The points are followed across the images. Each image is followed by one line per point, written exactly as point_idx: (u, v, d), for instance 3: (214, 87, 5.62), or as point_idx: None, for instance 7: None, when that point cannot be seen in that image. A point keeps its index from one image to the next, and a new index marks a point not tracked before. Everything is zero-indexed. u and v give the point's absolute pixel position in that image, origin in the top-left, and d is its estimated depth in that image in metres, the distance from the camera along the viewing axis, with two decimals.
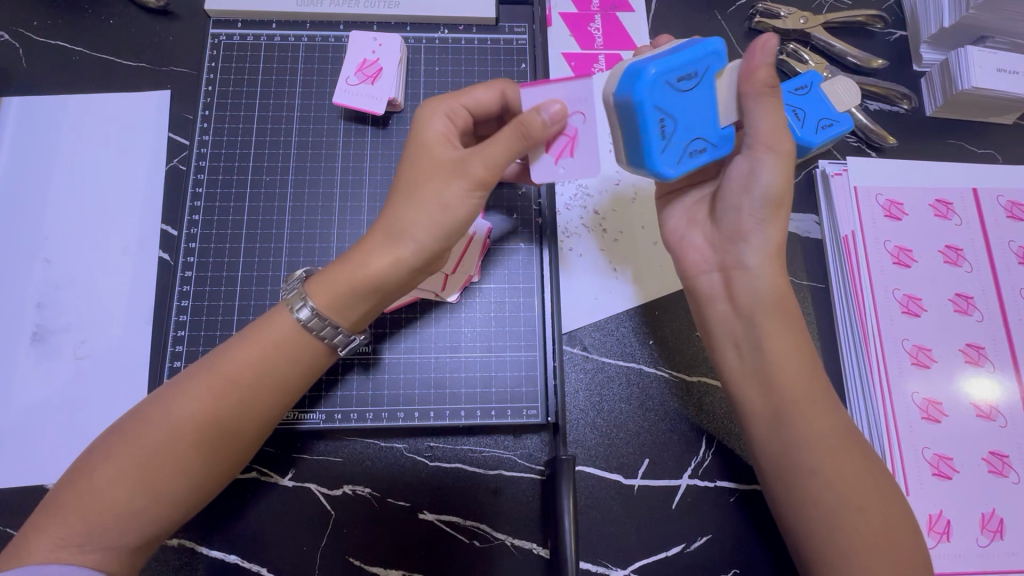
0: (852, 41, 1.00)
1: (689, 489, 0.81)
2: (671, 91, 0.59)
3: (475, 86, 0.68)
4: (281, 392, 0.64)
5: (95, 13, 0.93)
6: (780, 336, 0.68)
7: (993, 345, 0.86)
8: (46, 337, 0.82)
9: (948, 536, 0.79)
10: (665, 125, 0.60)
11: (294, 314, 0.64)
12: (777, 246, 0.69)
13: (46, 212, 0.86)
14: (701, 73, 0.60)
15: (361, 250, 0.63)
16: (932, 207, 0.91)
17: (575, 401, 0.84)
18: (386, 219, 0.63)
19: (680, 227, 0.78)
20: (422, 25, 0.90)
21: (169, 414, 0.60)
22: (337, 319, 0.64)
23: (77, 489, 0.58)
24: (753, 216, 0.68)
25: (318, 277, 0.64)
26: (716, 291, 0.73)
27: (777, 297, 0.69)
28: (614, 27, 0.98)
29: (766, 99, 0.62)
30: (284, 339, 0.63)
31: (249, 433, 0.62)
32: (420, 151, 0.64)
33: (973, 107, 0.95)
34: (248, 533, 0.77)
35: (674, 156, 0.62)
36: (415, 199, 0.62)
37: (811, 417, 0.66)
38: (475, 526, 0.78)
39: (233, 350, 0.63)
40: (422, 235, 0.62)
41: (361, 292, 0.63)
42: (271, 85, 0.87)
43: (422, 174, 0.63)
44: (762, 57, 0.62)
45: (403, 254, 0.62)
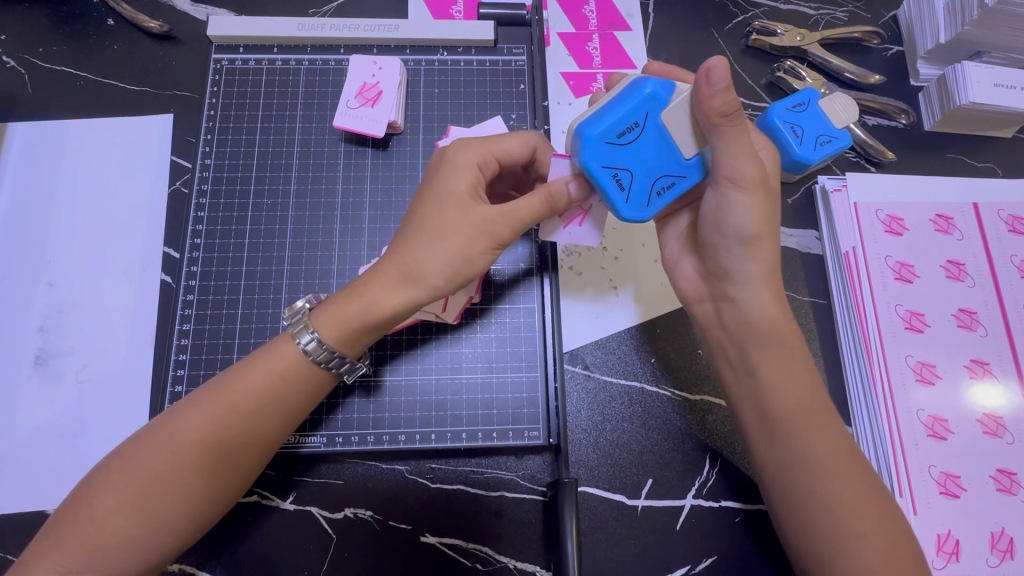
0: (849, 57, 1.01)
1: (694, 509, 0.80)
2: (614, 148, 0.62)
3: (507, 135, 0.69)
4: (283, 419, 0.64)
5: (99, 38, 0.94)
6: (772, 365, 0.66)
7: (998, 360, 0.85)
8: (49, 360, 0.83)
9: (957, 556, 0.78)
10: (620, 177, 0.63)
11: (298, 343, 0.64)
12: (765, 276, 0.66)
13: (50, 236, 0.87)
14: (642, 120, 0.61)
15: (368, 283, 0.64)
16: (932, 221, 0.91)
17: (577, 421, 0.83)
18: (401, 258, 0.63)
19: (673, 253, 0.77)
20: (422, 48, 0.91)
21: (170, 441, 0.60)
22: (343, 349, 0.64)
23: (77, 517, 0.58)
24: (735, 254, 0.66)
25: (323, 308, 0.65)
26: (710, 319, 0.73)
27: (768, 329, 0.67)
28: (612, 46, 0.99)
29: (722, 128, 0.58)
30: (289, 370, 0.64)
31: (252, 459, 0.63)
32: (446, 192, 0.64)
33: (971, 122, 0.96)
34: (249, 558, 0.76)
35: (640, 201, 0.64)
36: (439, 243, 0.62)
37: (807, 442, 0.65)
38: (477, 549, 0.78)
39: (236, 379, 0.63)
40: (439, 281, 0.63)
41: (365, 327, 0.64)
42: (272, 108, 0.88)
43: (448, 218, 0.63)
44: (711, 86, 0.56)
45: (414, 295, 0.63)
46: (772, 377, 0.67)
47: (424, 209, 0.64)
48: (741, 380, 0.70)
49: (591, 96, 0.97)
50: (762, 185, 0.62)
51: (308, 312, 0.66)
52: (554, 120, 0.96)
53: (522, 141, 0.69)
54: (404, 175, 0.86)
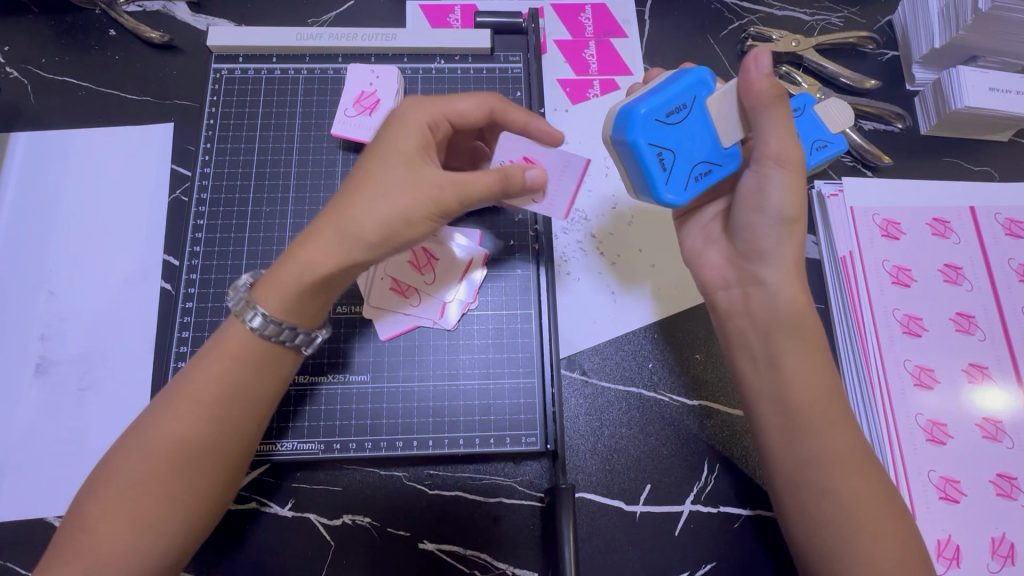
0: (844, 62, 1.01)
1: (693, 515, 0.80)
2: (662, 126, 0.63)
3: (464, 97, 0.71)
4: (251, 402, 0.63)
5: (101, 49, 0.95)
6: (801, 352, 0.68)
7: (996, 364, 0.85)
8: (50, 368, 0.83)
9: (958, 562, 0.77)
10: (663, 157, 0.64)
11: (247, 323, 0.64)
12: (795, 261, 0.68)
13: (52, 244, 0.88)
14: (690, 103, 0.64)
15: (307, 250, 0.63)
16: (930, 225, 0.91)
17: (575, 426, 0.83)
18: (340, 218, 0.62)
19: (697, 244, 0.78)
20: (419, 56, 0.92)
21: (148, 444, 0.60)
22: (292, 320, 0.64)
23: (73, 528, 0.58)
24: (770, 236, 0.68)
25: (265, 283, 0.63)
26: (734, 306, 0.73)
27: (797, 314, 0.68)
28: (608, 53, 1.00)
29: (774, 109, 0.62)
30: (243, 351, 0.63)
31: (229, 451, 0.62)
32: (392, 155, 0.65)
33: (967, 126, 0.96)
34: (248, 565, 0.76)
35: (679, 184, 0.65)
36: (380, 202, 0.62)
37: (834, 430, 0.65)
38: (475, 556, 0.78)
39: (197, 371, 0.63)
40: (379, 241, 0.62)
41: (306, 292, 0.63)
42: (271, 117, 0.89)
43: (391, 177, 0.63)
44: (759, 70, 0.61)
45: (354, 255, 0.62)
46: (787, 377, 0.68)
47: (365, 169, 0.65)
48: (763, 371, 0.70)
49: (587, 103, 0.98)
50: (801, 171, 0.65)
51: (248, 289, 0.65)
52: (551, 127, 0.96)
53: (479, 103, 0.72)
54: None
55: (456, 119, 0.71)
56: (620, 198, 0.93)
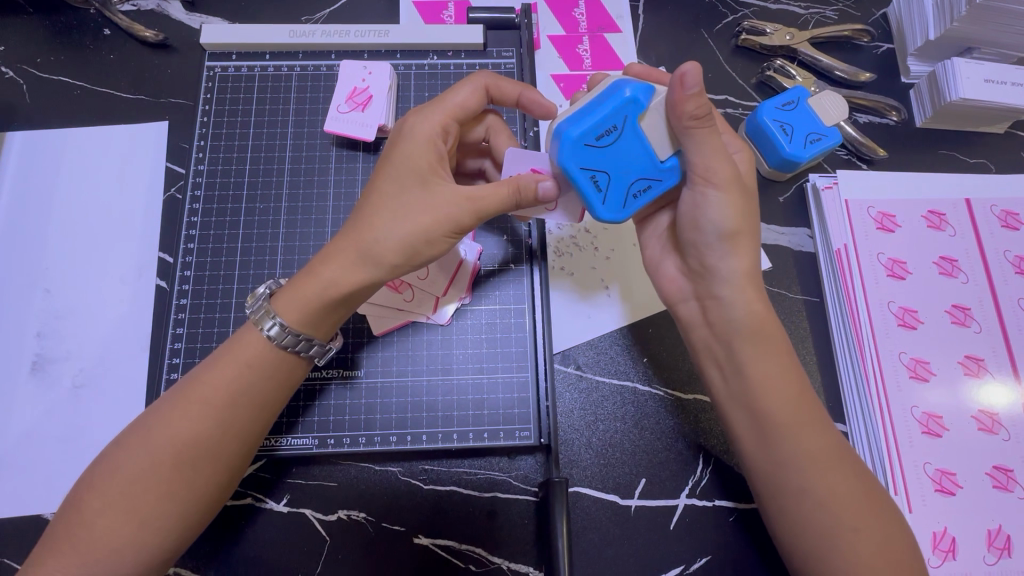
0: (838, 55, 1.01)
1: (688, 509, 0.80)
2: (592, 150, 0.61)
3: (458, 88, 0.72)
4: (258, 406, 0.64)
5: (96, 48, 0.95)
6: (760, 365, 0.66)
7: (992, 356, 0.85)
8: (46, 365, 0.84)
9: (954, 554, 0.77)
10: (597, 179, 0.63)
11: (264, 332, 0.64)
12: (746, 271, 0.67)
13: (47, 242, 0.88)
14: (621, 124, 0.61)
15: (327, 263, 0.64)
16: (924, 218, 0.91)
17: (569, 421, 0.83)
18: (361, 235, 0.63)
19: (653, 255, 0.77)
20: (412, 53, 0.92)
21: (150, 441, 0.60)
22: (310, 332, 0.65)
23: (69, 522, 0.59)
24: (716, 251, 0.67)
25: (285, 293, 0.64)
26: (694, 317, 0.73)
27: (753, 326, 0.67)
28: (601, 48, 1.00)
29: (696, 130, 0.60)
30: (256, 358, 0.64)
31: (232, 452, 0.62)
32: (407, 167, 0.65)
33: (962, 118, 0.96)
34: (244, 561, 0.76)
35: (617, 203, 0.64)
36: (399, 220, 0.63)
37: (801, 437, 0.65)
38: (470, 550, 0.78)
39: (207, 374, 0.63)
40: (398, 260, 0.63)
41: (323, 307, 0.64)
42: (264, 114, 0.89)
43: (411, 194, 0.64)
44: (684, 90, 0.57)
45: (373, 271, 0.63)
46: (755, 383, 0.66)
47: (385, 184, 0.65)
48: (729, 380, 0.69)
49: None
50: (736, 185, 0.64)
51: (267, 299, 0.65)
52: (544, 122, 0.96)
53: (474, 87, 0.72)
54: None
55: (460, 111, 0.72)
56: None
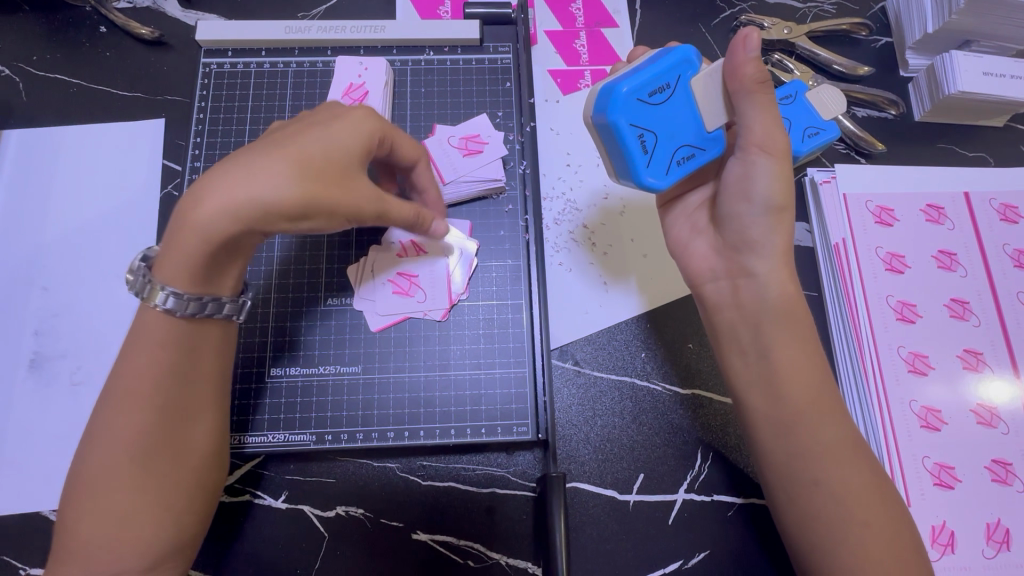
0: (837, 49, 1.01)
1: (686, 504, 0.80)
2: (643, 105, 0.63)
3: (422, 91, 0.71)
4: (187, 378, 0.63)
5: (92, 45, 0.95)
6: (789, 344, 0.67)
7: (991, 349, 0.85)
8: (44, 363, 0.84)
9: (953, 548, 0.77)
10: (644, 139, 0.64)
11: (156, 305, 0.61)
12: (784, 249, 0.68)
13: (45, 240, 0.88)
14: (673, 84, 0.64)
15: (202, 222, 0.58)
16: (923, 212, 0.91)
17: (568, 415, 0.83)
18: (236, 190, 0.58)
19: (682, 235, 0.77)
20: (408, 48, 0.92)
21: (97, 449, 0.60)
22: (207, 292, 0.63)
23: (65, 535, 0.59)
24: (759, 225, 0.68)
25: (165, 259, 0.60)
26: (723, 299, 0.72)
27: (784, 306, 0.68)
28: (599, 43, 0.99)
29: (759, 93, 0.62)
30: (166, 335, 0.62)
31: (178, 432, 0.62)
32: (298, 134, 0.62)
33: (960, 111, 0.95)
34: (244, 557, 0.76)
35: (660, 167, 0.65)
36: (284, 176, 0.58)
37: (823, 421, 0.65)
38: (469, 546, 0.78)
39: (123, 369, 0.61)
40: (292, 212, 0.59)
41: (204, 262, 0.59)
42: (260, 111, 0.89)
43: (301, 147, 0.60)
44: (746, 52, 0.61)
45: (265, 228, 0.59)
46: (778, 366, 0.67)
47: (274, 140, 0.62)
48: (751, 365, 0.69)
49: (578, 93, 0.97)
50: (787, 159, 0.65)
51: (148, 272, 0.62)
52: (541, 118, 0.96)
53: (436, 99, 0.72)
54: None
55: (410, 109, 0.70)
56: (612, 188, 0.92)
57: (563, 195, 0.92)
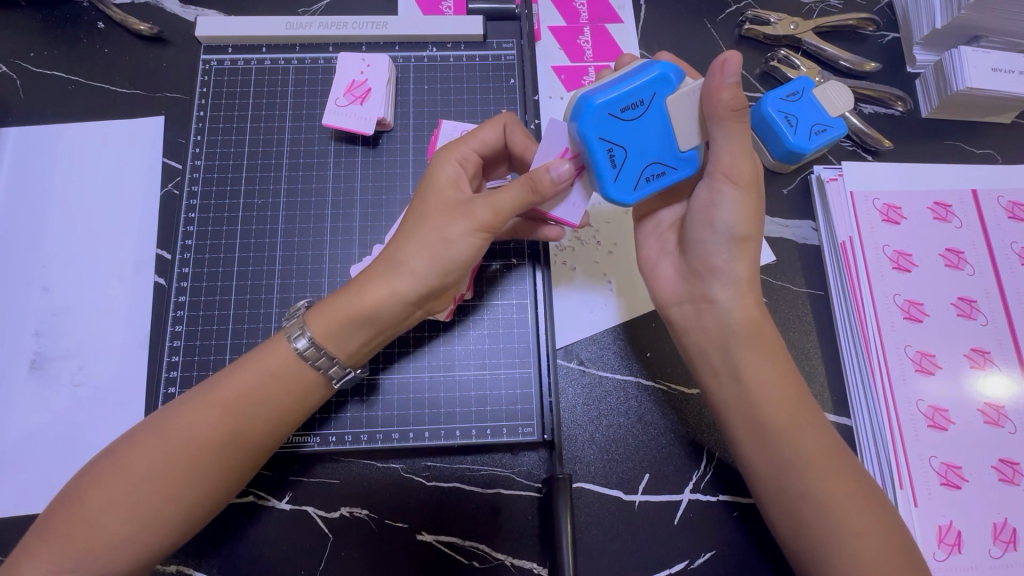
0: (843, 45, 1.00)
1: (692, 504, 0.79)
2: (615, 121, 0.60)
3: (478, 129, 0.71)
4: (275, 418, 0.63)
5: (90, 42, 0.94)
6: (760, 366, 0.67)
7: (998, 349, 0.84)
8: (45, 364, 0.83)
9: (959, 548, 0.77)
10: (614, 154, 0.61)
11: (293, 343, 0.64)
12: (746, 278, 0.68)
13: (44, 240, 0.87)
14: (648, 100, 0.60)
15: (358, 283, 0.65)
16: (930, 210, 0.90)
17: (573, 415, 0.83)
18: (387, 250, 0.65)
19: (652, 255, 0.77)
20: (411, 44, 0.91)
21: (167, 439, 0.60)
22: (333, 349, 0.65)
23: (71, 518, 0.58)
24: (722, 254, 0.68)
25: (317, 309, 0.65)
26: (690, 322, 0.72)
27: (751, 331, 0.68)
28: (603, 39, 0.98)
29: (730, 123, 0.59)
30: (281, 369, 0.64)
31: (245, 460, 0.62)
32: (430, 182, 0.67)
33: (968, 107, 0.94)
34: (248, 558, 0.76)
35: (628, 183, 0.63)
36: (421, 233, 0.63)
37: (807, 434, 0.65)
38: (474, 547, 0.77)
39: (230, 378, 0.63)
40: (424, 267, 0.63)
41: (353, 324, 0.64)
42: (262, 109, 0.88)
43: (427, 206, 0.65)
44: (724, 78, 0.57)
45: (399, 286, 0.63)
46: (751, 384, 0.67)
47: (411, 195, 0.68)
48: (726, 386, 0.69)
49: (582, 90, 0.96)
50: (752, 190, 0.65)
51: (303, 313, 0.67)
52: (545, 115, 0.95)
53: (493, 127, 0.71)
54: (394, 172, 0.86)
55: (479, 149, 0.70)
56: None
57: None
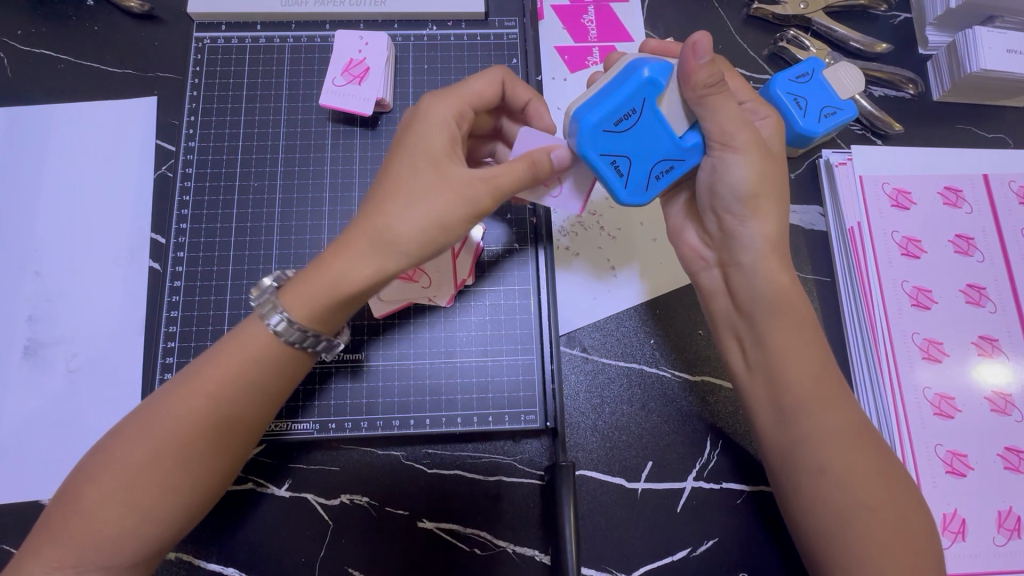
0: (854, 25, 0.97)
1: (695, 492, 0.79)
2: (612, 135, 0.61)
3: (475, 78, 0.69)
4: (266, 395, 0.62)
5: (79, 19, 0.91)
6: (785, 337, 0.65)
7: (1007, 336, 0.83)
8: (39, 350, 0.81)
9: (963, 536, 0.77)
10: (618, 164, 0.62)
11: (267, 324, 0.61)
12: (771, 238, 0.66)
13: (35, 223, 0.85)
14: (638, 108, 0.61)
15: (339, 257, 0.60)
16: (941, 194, 0.88)
17: (575, 403, 0.82)
18: (372, 223, 0.60)
19: (675, 227, 0.76)
20: (411, 22, 0.88)
21: (151, 430, 0.58)
22: (316, 327, 0.62)
23: (66, 514, 0.57)
24: (739, 216, 0.66)
25: (294, 286, 0.61)
26: (717, 286, 0.72)
27: (778, 297, 0.66)
28: (607, 17, 0.95)
29: (712, 97, 0.60)
30: (263, 352, 0.61)
31: (241, 443, 0.61)
32: (418, 153, 0.62)
33: (980, 91, 0.92)
34: (248, 545, 0.75)
35: (639, 187, 0.63)
36: (412, 210, 0.59)
37: (824, 412, 0.64)
38: (475, 534, 0.77)
39: (211, 364, 0.61)
40: (416, 248, 0.60)
41: (340, 301, 0.60)
42: (257, 89, 0.86)
43: (417, 183, 0.61)
44: (697, 60, 0.58)
45: (388, 265, 0.59)
46: (773, 354, 0.66)
47: (393, 163, 0.62)
48: (750, 353, 0.68)
49: (586, 71, 0.94)
50: (757, 149, 0.63)
51: (275, 291, 0.63)
52: (548, 96, 0.92)
53: (490, 80, 0.69)
54: None
55: (475, 101, 0.68)
56: None
57: None
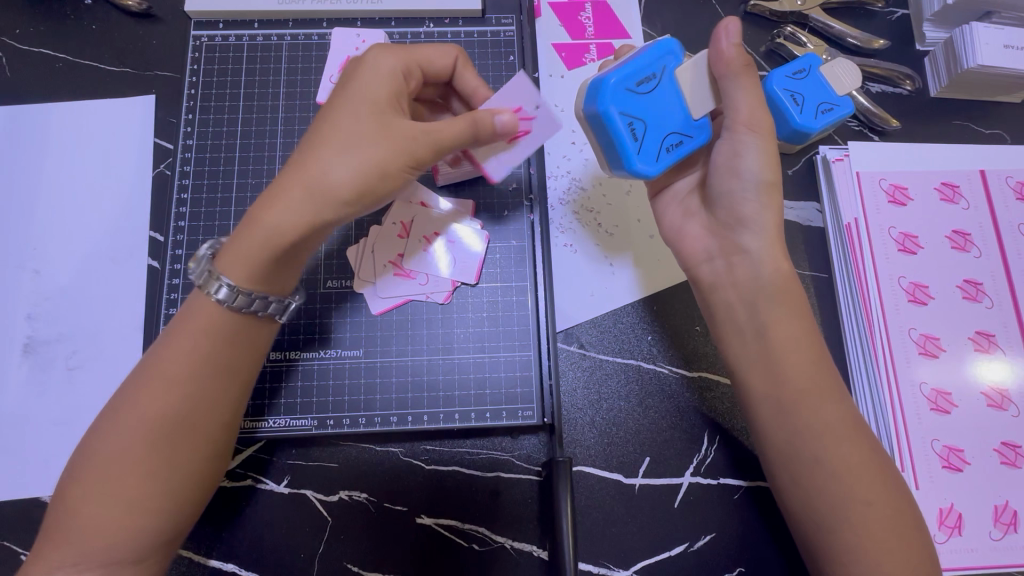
0: (852, 22, 0.97)
1: (692, 487, 0.79)
2: (632, 95, 0.64)
3: (429, 47, 0.71)
4: (224, 366, 0.61)
5: (77, 18, 0.91)
6: (784, 328, 0.66)
7: (1004, 331, 0.83)
8: (38, 348, 0.82)
9: (959, 530, 0.77)
10: (634, 127, 0.64)
11: (214, 296, 0.60)
12: (775, 228, 0.67)
13: (33, 222, 0.85)
14: (659, 74, 0.65)
15: (271, 206, 0.59)
16: (938, 190, 0.88)
17: (573, 399, 0.82)
18: (309, 169, 0.59)
19: (675, 220, 0.77)
20: (407, 20, 0.88)
21: (119, 422, 0.58)
22: (266, 289, 0.62)
23: (59, 516, 0.57)
24: (751, 203, 0.67)
25: (227, 251, 0.60)
26: (718, 278, 0.71)
27: (778, 286, 0.67)
28: (604, 14, 0.95)
29: (742, 77, 0.64)
30: (215, 326, 0.61)
31: (208, 422, 0.60)
32: (360, 104, 0.62)
33: (978, 87, 0.92)
34: (247, 541, 0.76)
35: (651, 153, 0.65)
36: (344, 159, 0.59)
37: (817, 405, 0.64)
38: (474, 529, 0.77)
39: (167, 348, 0.60)
40: (354, 197, 0.60)
41: (275, 253, 0.59)
42: (254, 87, 0.86)
43: (352, 128, 0.61)
44: (727, 40, 0.63)
45: (325, 211, 0.59)
46: (773, 344, 0.66)
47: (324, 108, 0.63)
48: (750, 346, 0.68)
49: (583, 68, 0.94)
50: (772, 138, 0.66)
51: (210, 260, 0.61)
52: (545, 93, 0.93)
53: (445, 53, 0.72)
54: None
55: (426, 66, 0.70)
56: None
57: (567, 174, 0.90)
